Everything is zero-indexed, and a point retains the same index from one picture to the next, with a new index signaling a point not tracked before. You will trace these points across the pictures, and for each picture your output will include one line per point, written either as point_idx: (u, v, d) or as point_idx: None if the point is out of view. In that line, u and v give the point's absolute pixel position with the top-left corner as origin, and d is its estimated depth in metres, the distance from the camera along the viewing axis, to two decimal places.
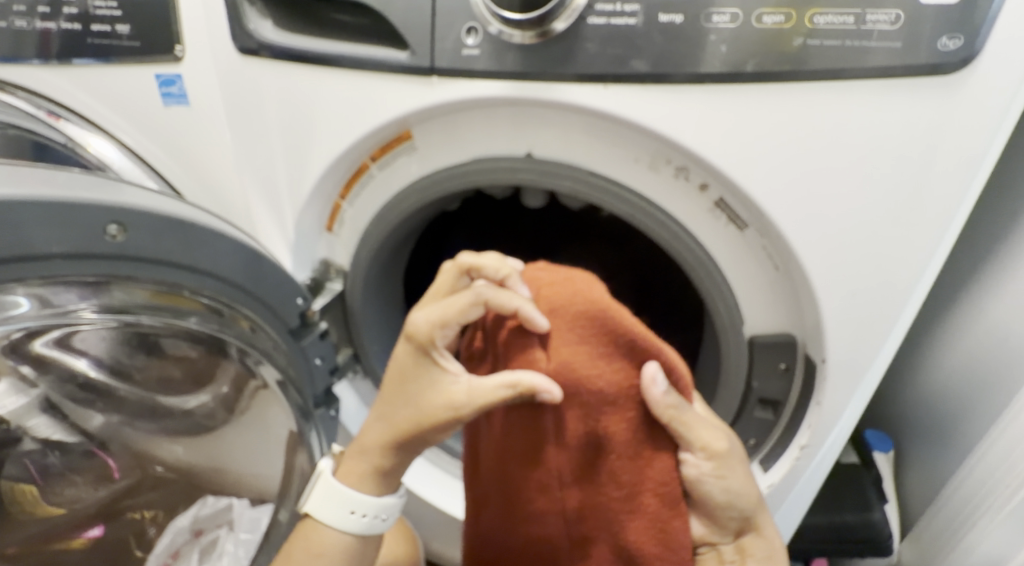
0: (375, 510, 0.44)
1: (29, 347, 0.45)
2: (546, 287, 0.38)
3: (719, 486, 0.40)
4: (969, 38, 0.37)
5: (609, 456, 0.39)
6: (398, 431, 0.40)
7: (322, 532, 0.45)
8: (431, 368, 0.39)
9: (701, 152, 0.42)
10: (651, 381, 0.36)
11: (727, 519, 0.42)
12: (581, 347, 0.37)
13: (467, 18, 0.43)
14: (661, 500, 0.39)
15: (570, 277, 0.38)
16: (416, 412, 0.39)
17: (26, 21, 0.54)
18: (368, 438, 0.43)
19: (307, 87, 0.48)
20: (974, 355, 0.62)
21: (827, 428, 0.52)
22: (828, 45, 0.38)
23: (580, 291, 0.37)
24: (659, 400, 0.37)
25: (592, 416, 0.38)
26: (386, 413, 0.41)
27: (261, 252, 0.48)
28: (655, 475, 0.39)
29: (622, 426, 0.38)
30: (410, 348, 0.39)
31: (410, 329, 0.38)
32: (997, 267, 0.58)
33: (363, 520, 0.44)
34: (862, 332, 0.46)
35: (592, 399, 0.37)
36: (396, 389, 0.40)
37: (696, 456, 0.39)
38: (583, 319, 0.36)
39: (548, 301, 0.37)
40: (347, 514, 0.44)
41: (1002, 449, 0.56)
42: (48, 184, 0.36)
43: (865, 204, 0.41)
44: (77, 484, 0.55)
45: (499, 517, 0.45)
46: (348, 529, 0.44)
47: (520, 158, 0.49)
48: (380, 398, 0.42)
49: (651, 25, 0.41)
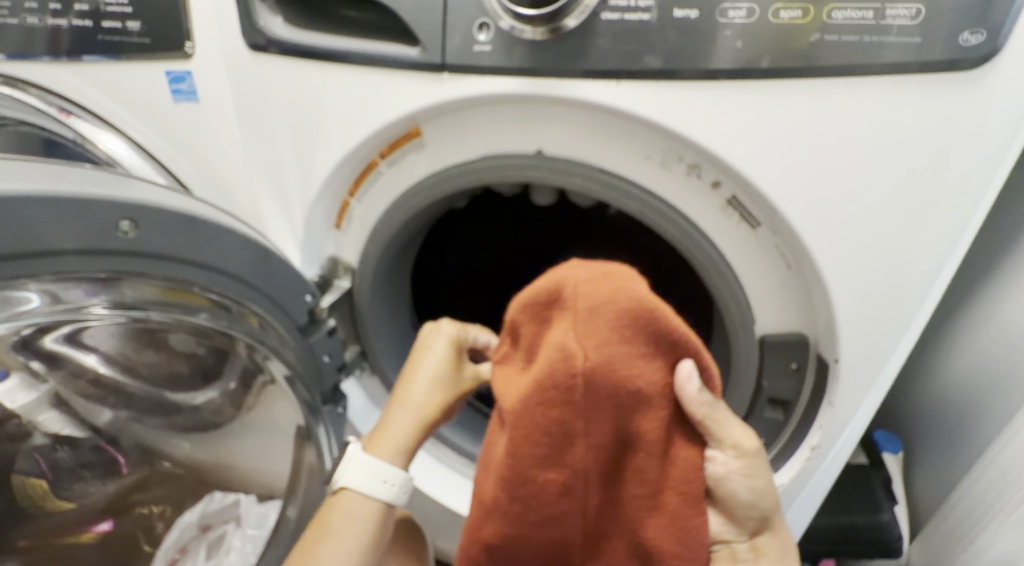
0: (400, 480, 0.50)
1: (39, 343, 0.45)
2: (584, 283, 0.35)
3: (745, 486, 0.40)
4: (990, 34, 0.36)
5: (637, 453, 0.37)
6: (435, 404, 0.51)
7: (359, 499, 0.49)
8: (459, 356, 0.53)
9: (714, 149, 0.41)
10: (686, 379, 0.36)
11: (746, 519, 0.42)
12: (621, 345, 0.35)
13: (479, 13, 0.43)
14: (683, 499, 0.38)
15: (610, 274, 0.36)
16: (450, 385, 0.52)
17: (37, 18, 0.54)
18: (398, 410, 0.51)
19: (318, 83, 0.48)
20: (988, 356, 0.61)
21: (838, 429, 0.52)
22: (845, 40, 0.38)
23: (622, 290, 0.35)
24: (693, 398, 0.36)
25: (625, 414, 0.36)
26: (425, 394, 0.51)
27: (271, 249, 0.48)
28: (679, 474, 0.38)
29: (655, 423, 0.37)
30: (447, 339, 0.53)
31: (447, 327, 0.54)
32: (1011, 267, 0.58)
33: (390, 488, 0.50)
34: (875, 330, 0.45)
35: (628, 400, 0.36)
36: (430, 374, 0.52)
37: (726, 454, 0.39)
38: (626, 318, 0.35)
39: (587, 300, 0.35)
40: (382, 482, 0.49)
41: (1016, 451, 0.55)
42: (58, 181, 0.36)
43: (883, 202, 0.41)
44: (86, 480, 0.55)
45: (507, 532, 0.39)
46: (380, 495, 0.49)
47: (530, 156, 0.48)
48: (414, 386, 0.51)
49: (664, 20, 0.40)
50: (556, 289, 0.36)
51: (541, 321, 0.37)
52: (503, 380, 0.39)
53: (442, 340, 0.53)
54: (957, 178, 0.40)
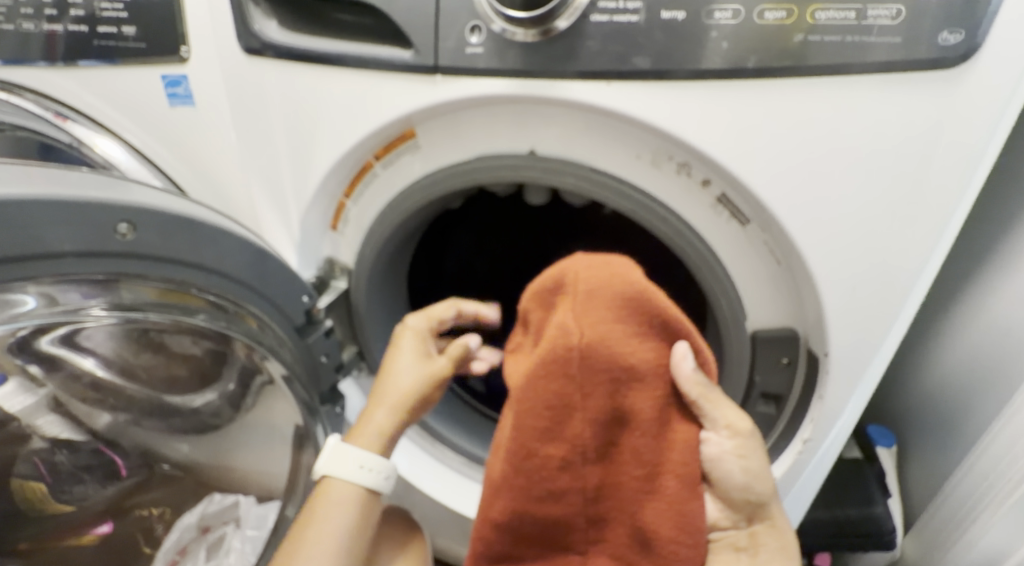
0: (378, 464, 0.52)
1: (36, 346, 0.45)
2: (584, 269, 0.37)
3: (740, 468, 0.41)
4: (969, 33, 0.37)
5: (632, 432, 0.38)
6: (406, 397, 0.52)
7: (341, 484, 0.51)
8: (425, 347, 0.55)
9: (703, 148, 0.42)
10: (681, 358, 0.37)
11: (743, 503, 0.42)
12: (617, 324, 0.36)
13: (471, 16, 0.44)
14: (681, 482, 0.38)
15: (608, 262, 0.38)
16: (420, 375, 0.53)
17: (33, 24, 0.54)
18: (378, 402, 0.53)
19: (311, 85, 0.49)
20: (977, 349, 0.62)
21: (830, 422, 0.53)
22: (829, 40, 0.39)
23: (619, 274, 0.37)
24: (688, 377, 0.37)
25: (621, 392, 0.37)
26: (396, 388, 0.52)
27: (268, 251, 0.49)
28: (677, 456, 0.38)
29: (650, 403, 0.37)
30: (412, 335, 0.54)
31: (411, 325, 0.55)
32: (999, 262, 0.59)
33: (369, 473, 0.51)
34: (865, 322, 0.46)
35: (624, 375, 0.37)
36: (399, 367, 0.53)
37: (719, 435, 0.40)
38: (622, 300, 0.37)
39: (587, 283, 0.37)
40: (357, 468, 0.51)
41: (1004, 443, 0.56)
42: (58, 185, 0.37)
43: (874, 195, 0.42)
44: (85, 483, 0.55)
45: (509, 511, 0.40)
46: (359, 481, 0.51)
47: (523, 156, 0.49)
48: (385, 382, 0.53)
49: (653, 22, 0.41)
50: (559, 275, 0.38)
51: (544, 308, 0.39)
52: (508, 365, 0.41)
53: (410, 335, 0.54)
54: (941, 172, 0.40)
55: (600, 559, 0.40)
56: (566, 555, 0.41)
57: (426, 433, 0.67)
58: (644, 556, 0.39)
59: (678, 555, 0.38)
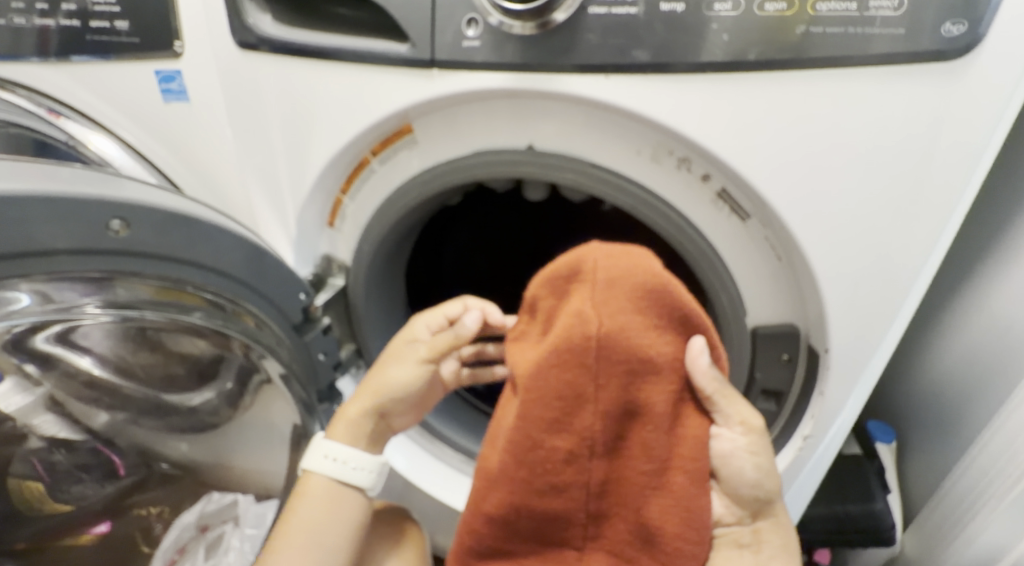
0: (345, 456, 0.51)
1: (31, 343, 0.45)
2: (603, 259, 0.37)
3: (751, 465, 0.40)
4: (972, 24, 0.37)
5: (642, 426, 0.37)
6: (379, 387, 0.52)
7: (309, 477, 0.51)
8: (415, 340, 0.52)
9: (702, 143, 0.42)
10: (699, 353, 0.37)
11: (751, 500, 0.42)
12: (637, 314, 0.36)
13: (468, 9, 0.43)
14: (688, 477, 0.38)
15: (627, 253, 0.38)
16: (396, 365, 0.52)
17: (24, 18, 0.54)
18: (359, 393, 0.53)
19: (307, 80, 0.48)
20: (978, 343, 0.62)
21: (830, 418, 0.52)
22: (830, 32, 0.38)
23: (640, 265, 0.37)
24: (704, 372, 0.37)
25: (636, 384, 0.37)
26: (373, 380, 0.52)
27: (264, 248, 0.48)
28: (685, 451, 0.38)
29: (664, 397, 0.37)
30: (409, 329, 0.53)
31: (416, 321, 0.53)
32: (1000, 256, 0.58)
33: (335, 463, 0.50)
34: (867, 317, 0.46)
35: (640, 367, 0.36)
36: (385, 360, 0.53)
37: (733, 431, 0.40)
38: (643, 291, 0.37)
39: (606, 272, 0.37)
40: (322, 458, 0.51)
41: (1005, 438, 0.56)
42: (50, 180, 0.36)
43: (876, 189, 0.41)
44: (84, 483, 0.56)
45: (507, 504, 0.39)
46: (323, 471, 0.50)
47: (522, 151, 0.49)
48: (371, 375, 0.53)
49: (652, 14, 0.40)
50: (575, 263, 0.38)
51: (558, 297, 0.39)
52: (515, 352, 0.40)
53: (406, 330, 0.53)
54: (945, 165, 0.40)
55: (597, 556, 0.40)
56: (562, 552, 0.40)
57: (424, 430, 0.67)
58: (646, 553, 0.39)
59: (680, 551, 0.38)
